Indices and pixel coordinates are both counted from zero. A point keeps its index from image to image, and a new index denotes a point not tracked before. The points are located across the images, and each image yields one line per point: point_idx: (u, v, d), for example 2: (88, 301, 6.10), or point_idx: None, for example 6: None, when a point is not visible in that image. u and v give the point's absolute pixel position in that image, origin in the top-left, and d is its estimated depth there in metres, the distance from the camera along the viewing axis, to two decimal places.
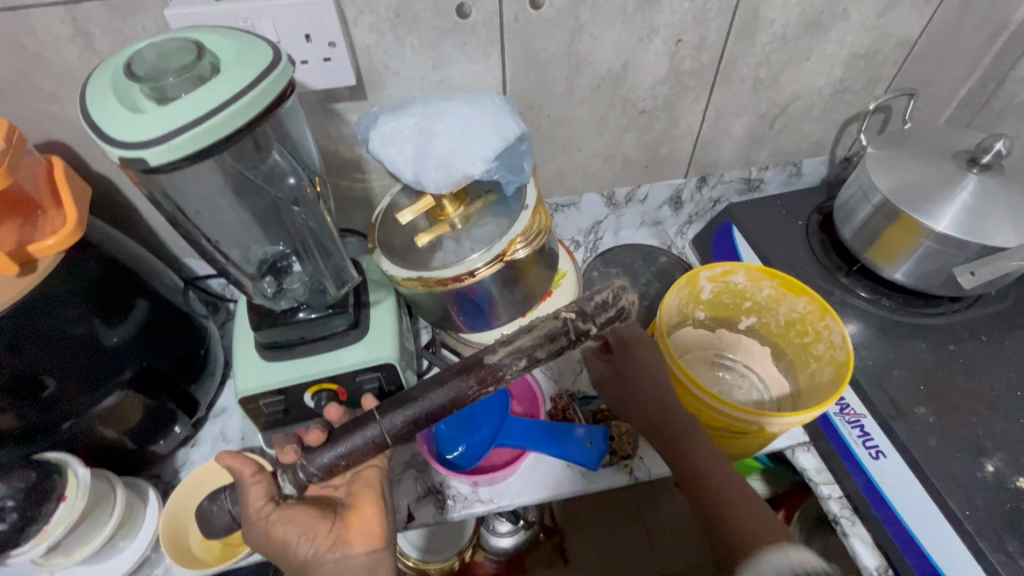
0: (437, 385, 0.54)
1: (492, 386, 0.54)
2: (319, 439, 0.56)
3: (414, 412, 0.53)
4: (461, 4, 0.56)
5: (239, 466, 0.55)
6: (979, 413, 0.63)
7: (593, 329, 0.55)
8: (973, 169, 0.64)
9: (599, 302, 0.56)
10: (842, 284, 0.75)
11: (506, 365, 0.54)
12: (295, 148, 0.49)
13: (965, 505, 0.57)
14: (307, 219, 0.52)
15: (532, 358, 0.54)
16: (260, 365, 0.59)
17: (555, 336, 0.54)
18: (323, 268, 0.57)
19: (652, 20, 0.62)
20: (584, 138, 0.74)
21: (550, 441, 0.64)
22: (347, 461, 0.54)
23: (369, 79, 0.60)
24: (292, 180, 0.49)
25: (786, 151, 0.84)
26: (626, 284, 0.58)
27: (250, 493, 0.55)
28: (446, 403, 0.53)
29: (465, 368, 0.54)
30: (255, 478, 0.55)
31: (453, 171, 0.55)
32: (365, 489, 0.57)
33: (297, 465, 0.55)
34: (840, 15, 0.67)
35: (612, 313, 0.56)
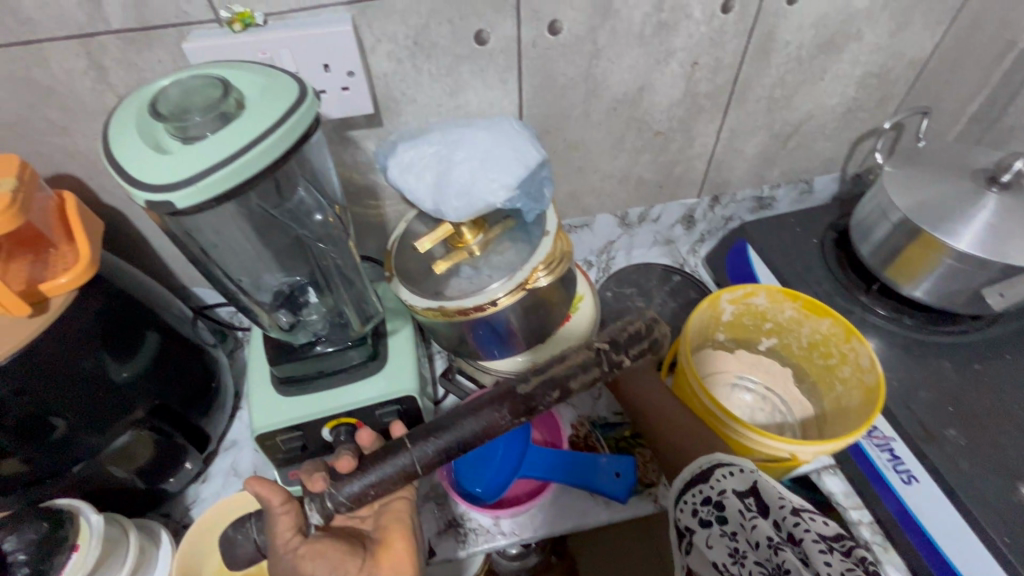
0: (468, 414, 0.53)
1: (525, 416, 0.53)
2: (350, 467, 0.53)
3: (448, 442, 0.52)
4: (479, 31, 0.56)
5: (267, 494, 0.52)
6: (1010, 434, 0.61)
7: (626, 361, 0.55)
8: (993, 186, 0.63)
9: (632, 334, 0.56)
10: (861, 302, 0.74)
11: (540, 395, 0.53)
12: (317, 180, 0.47)
13: (1002, 530, 0.55)
14: (335, 254, 0.53)
15: (565, 389, 0.54)
16: (277, 401, 0.58)
17: (588, 367, 0.54)
18: (345, 298, 0.57)
19: (668, 43, 0.62)
20: (599, 161, 0.74)
21: (576, 471, 0.63)
22: (375, 491, 0.52)
23: (385, 106, 0.60)
24: (319, 217, 0.48)
25: (798, 169, 0.84)
26: (658, 317, 0.59)
27: (278, 523, 0.51)
28: (478, 433, 0.52)
29: (497, 397, 0.53)
30: (283, 507, 0.52)
31: (474, 199, 0.54)
32: (395, 523, 0.55)
33: (325, 494, 0.52)
34: (854, 35, 0.67)
35: (645, 344, 0.56)
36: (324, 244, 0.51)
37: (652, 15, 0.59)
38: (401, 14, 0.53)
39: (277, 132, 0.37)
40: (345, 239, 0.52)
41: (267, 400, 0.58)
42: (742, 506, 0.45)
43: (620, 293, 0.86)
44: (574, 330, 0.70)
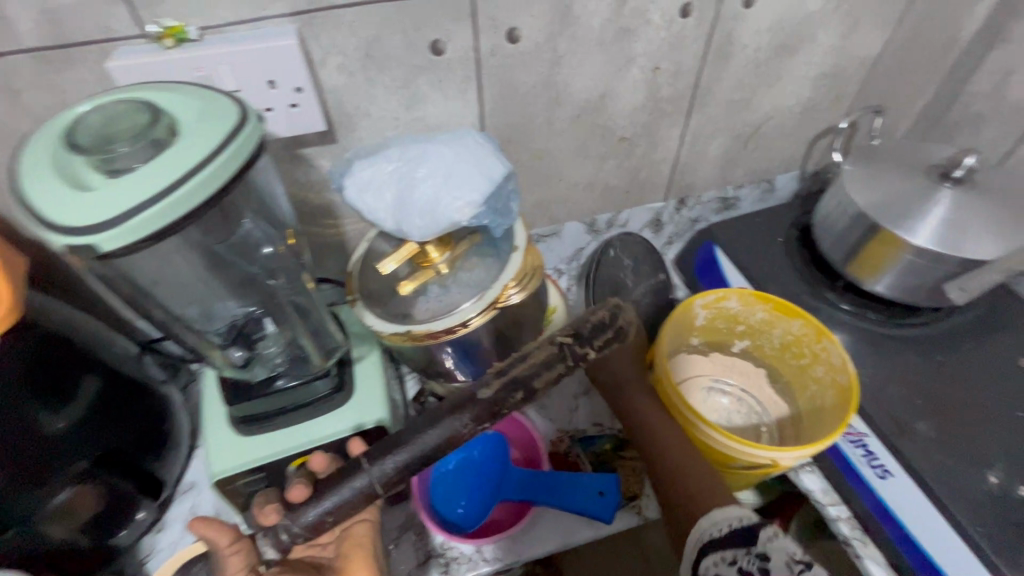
0: (428, 425, 0.50)
1: (490, 422, 0.50)
2: (303, 496, 0.49)
3: (407, 457, 0.49)
4: (434, 41, 0.53)
5: (214, 537, 0.48)
6: (975, 423, 0.62)
7: (592, 352, 0.52)
8: (946, 182, 0.64)
9: (596, 324, 0.54)
10: (827, 299, 0.75)
11: (503, 400, 0.50)
12: (262, 206, 0.44)
13: (975, 520, 0.55)
14: (286, 287, 0.51)
15: (528, 390, 0.51)
16: (237, 442, 0.54)
17: (551, 364, 0.51)
18: (302, 329, 0.54)
19: (629, 49, 0.61)
20: (564, 169, 0.72)
21: (552, 487, 0.62)
22: (334, 518, 0.49)
23: (338, 121, 0.56)
24: (268, 249, 0.47)
25: (760, 169, 0.85)
26: (623, 304, 0.57)
27: (227, 565, 0.48)
28: (438, 445, 0.49)
29: (458, 404, 0.50)
30: (232, 548, 0.49)
31: (438, 218, 0.52)
32: (355, 549, 0.52)
33: (279, 526, 0.49)
34: (809, 37, 0.68)
35: (611, 333, 0.54)
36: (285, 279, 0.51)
37: (613, 20, 0.58)
38: (350, 25, 0.50)
39: (216, 160, 0.34)
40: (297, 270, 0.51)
41: (224, 439, 0.54)
42: (790, 560, 0.43)
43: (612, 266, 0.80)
44: None
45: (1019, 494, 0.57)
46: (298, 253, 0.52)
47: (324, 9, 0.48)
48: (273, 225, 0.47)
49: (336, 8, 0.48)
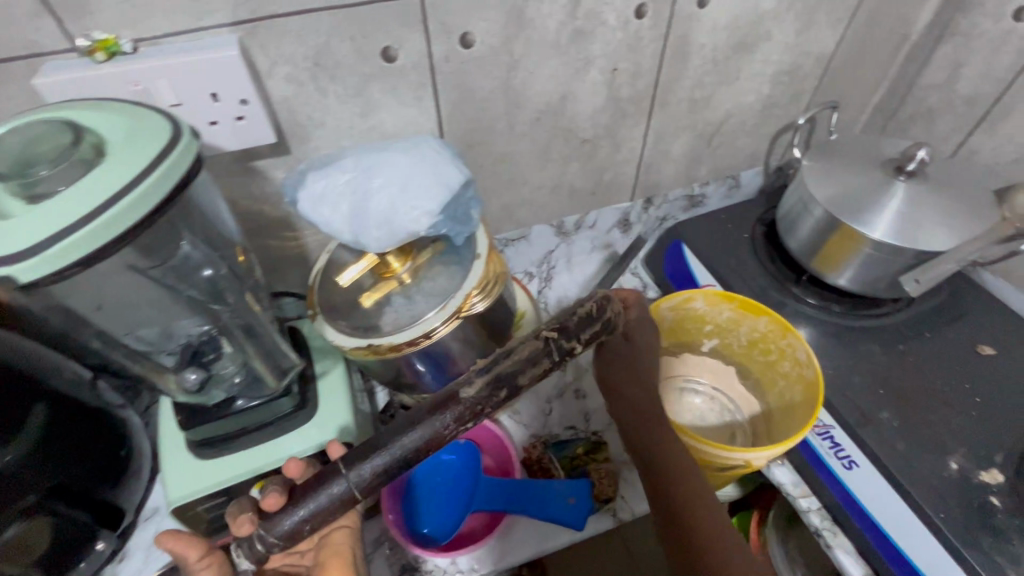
0: (407, 427, 0.46)
1: (471, 422, 0.47)
2: (276, 504, 0.47)
3: (385, 461, 0.45)
4: (386, 48, 0.52)
5: (182, 550, 0.47)
6: (936, 410, 0.63)
7: (578, 347, 0.50)
8: (901, 175, 0.66)
9: (583, 317, 0.51)
10: (792, 293, 0.76)
11: (487, 398, 0.47)
12: (202, 224, 0.42)
13: (937, 506, 0.57)
14: (230, 314, 0.49)
15: (514, 387, 0.48)
16: (195, 466, 0.53)
17: (538, 360, 0.48)
18: (252, 351, 0.52)
19: (586, 51, 0.61)
20: (528, 172, 0.72)
21: (528, 494, 0.62)
22: (312, 525, 0.46)
23: (291, 132, 0.55)
24: (208, 272, 0.45)
25: (724, 166, 0.85)
26: (609, 295, 0.54)
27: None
28: (420, 448, 0.45)
29: (438, 403, 0.46)
30: (202, 563, 0.48)
31: (395, 229, 0.51)
32: (332, 557, 0.52)
33: (253, 536, 0.46)
34: (764, 36, 0.68)
35: (599, 326, 0.51)
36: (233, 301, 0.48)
37: (568, 23, 0.57)
38: (296, 34, 0.48)
39: (145, 180, 0.32)
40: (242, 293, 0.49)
41: (182, 464, 0.53)
42: None
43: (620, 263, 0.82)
44: None
45: (979, 478, 0.58)
46: (247, 272, 0.51)
47: (267, 17, 0.46)
48: (213, 247, 0.45)
49: (280, 16, 0.47)
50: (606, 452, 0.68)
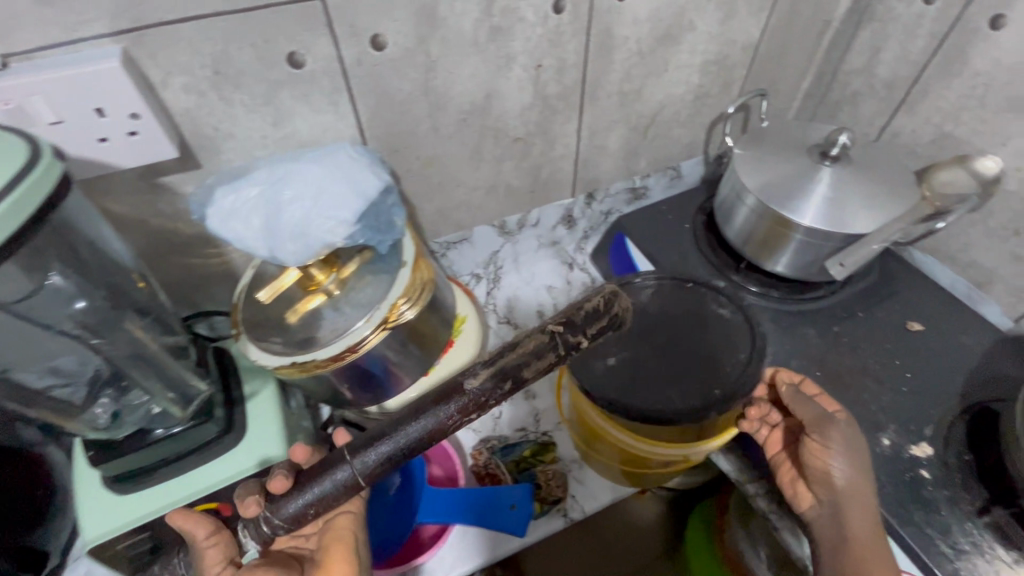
0: (411, 415, 0.46)
1: (476, 413, 0.45)
2: (285, 486, 0.47)
3: (391, 448, 0.45)
4: (291, 53, 0.50)
5: (192, 528, 0.47)
6: (868, 388, 0.65)
7: (586, 341, 0.46)
8: (825, 160, 0.67)
9: (592, 309, 0.47)
10: (732, 282, 0.76)
11: (491, 390, 0.45)
12: (76, 251, 0.41)
13: (871, 483, 0.58)
14: (116, 346, 0.47)
15: (517, 380, 0.45)
16: (115, 501, 0.50)
17: (541, 354, 0.45)
18: (159, 383, 0.49)
19: (507, 48, 0.60)
20: (461, 173, 0.70)
21: (474, 499, 0.62)
22: (316, 509, 0.47)
23: (198, 145, 0.52)
24: (81, 304, 0.43)
25: (662, 157, 0.85)
26: (616, 290, 0.51)
27: (205, 557, 0.47)
28: (423, 438, 0.45)
29: (442, 395, 0.46)
30: (210, 540, 0.48)
31: (311, 241, 0.50)
32: (336, 541, 0.51)
33: (259, 518, 0.47)
34: (687, 26, 0.68)
35: (607, 320, 0.48)
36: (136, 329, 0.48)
37: (483, 20, 0.56)
38: (189, 42, 0.46)
39: None
40: (124, 320, 0.47)
41: (100, 505, 0.50)
42: None
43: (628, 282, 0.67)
44: (460, 356, 0.66)
45: (909, 452, 0.60)
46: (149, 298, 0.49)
47: (154, 24, 0.44)
48: (88, 277, 0.43)
49: (166, 23, 0.44)
50: (555, 453, 0.69)
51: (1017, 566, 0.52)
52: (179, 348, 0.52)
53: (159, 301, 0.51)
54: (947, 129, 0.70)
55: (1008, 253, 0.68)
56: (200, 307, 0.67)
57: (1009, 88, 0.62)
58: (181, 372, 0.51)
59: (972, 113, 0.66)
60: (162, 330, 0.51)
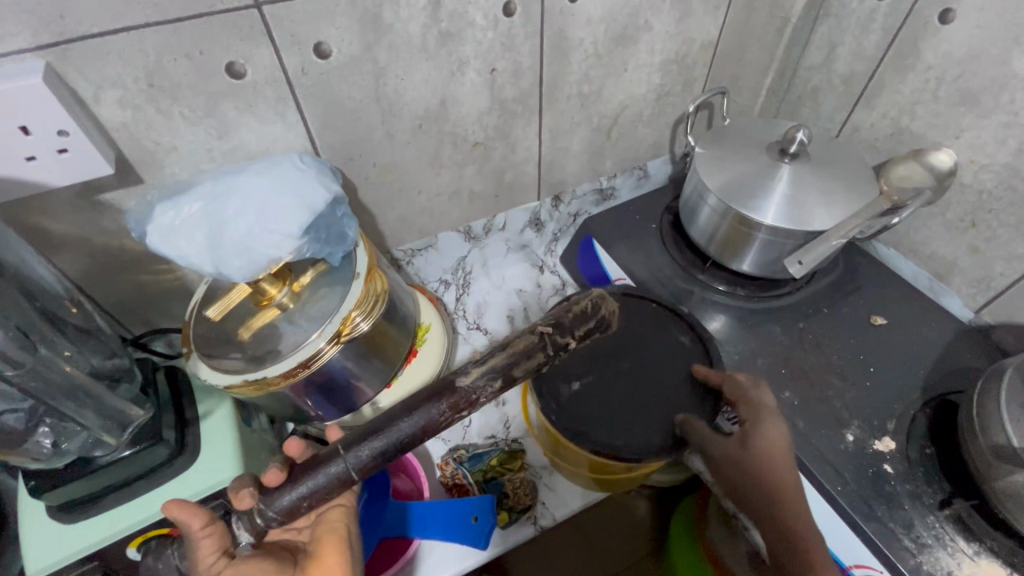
0: (405, 412, 0.47)
1: (466, 411, 0.48)
2: (278, 479, 0.47)
3: (383, 444, 0.46)
4: (230, 64, 0.49)
5: (186, 519, 0.45)
6: (833, 385, 0.65)
7: (573, 342, 0.50)
8: (784, 158, 0.67)
9: (579, 312, 0.51)
10: (699, 281, 0.76)
11: (482, 388, 0.48)
12: None
13: (835, 480, 0.58)
14: (34, 381, 0.44)
15: (508, 378, 0.48)
16: (64, 530, 0.49)
17: (531, 353, 0.49)
18: (94, 413, 0.47)
19: (458, 53, 0.59)
20: (421, 180, 0.69)
21: (442, 508, 0.60)
22: (310, 502, 0.46)
23: (138, 160, 0.51)
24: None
25: (628, 158, 0.85)
26: (605, 294, 0.54)
27: (200, 548, 0.45)
28: (417, 433, 0.46)
29: (436, 393, 0.48)
30: (205, 531, 0.46)
31: (256, 255, 0.49)
32: (330, 534, 0.50)
33: (254, 510, 0.47)
34: (644, 26, 0.68)
35: (593, 323, 0.51)
36: (69, 354, 0.47)
37: (431, 25, 0.55)
38: (118, 55, 0.44)
39: None
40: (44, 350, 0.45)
41: (48, 539, 0.48)
42: None
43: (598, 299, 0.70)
44: (423, 367, 0.65)
45: (872, 447, 0.60)
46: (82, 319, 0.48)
47: (78, 38, 0.42)
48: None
49: (92, 36, 0.43)
50: (523, 460, 0.68)
51: (977, 558, 0.53)
52: (121, 371, 0.51)
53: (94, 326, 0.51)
54: (903, 123, 0.70)
55: (966, 246, 0.69)
56: (155, 324, 0.65)
57: (960, 82, 0.62)
58: (115, 400, 0.48)
59: (926, 107, 0.67)
60: (103, 354, 0.50)
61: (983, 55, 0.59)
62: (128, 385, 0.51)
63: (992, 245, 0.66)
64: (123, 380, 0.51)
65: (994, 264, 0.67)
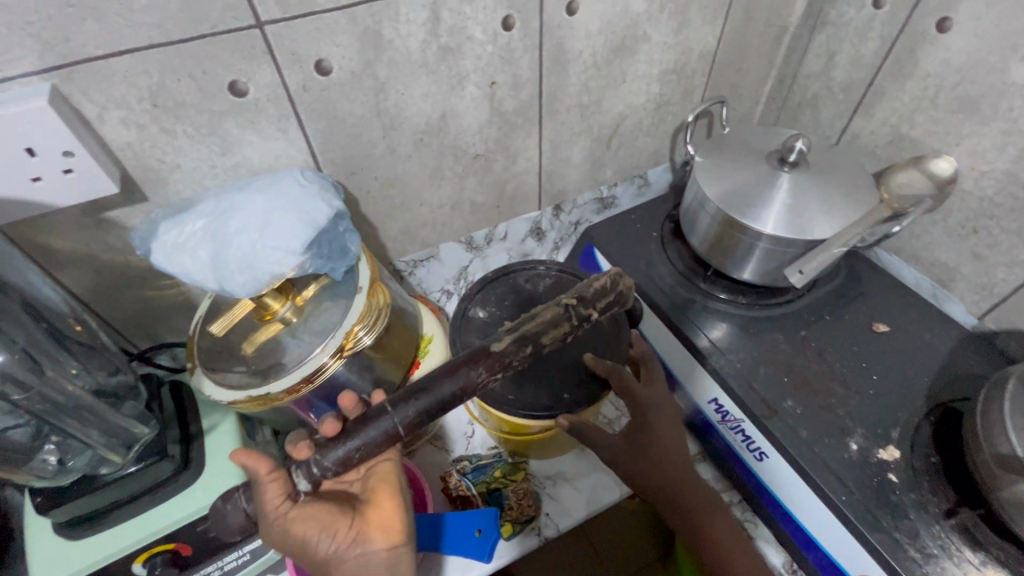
0: (446, 374, 0.50)
1: (501, 373, 0.50)
2: (334, 430, 0.50)
3: (429, 402, 0.49)
4: (232, 82, 0.49)
5: (252, 463, 0.47)
6: (836, 393, 0.65)
7: (595, 314, 0.54)
8: (783, 167, 0.67)
9: (600, 287, 0.55)
10: (701, 289, 0.75)
11: (513, 351, 0.50)
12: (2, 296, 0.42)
13: (841, 490, 0.58)
14: (40, 403, 0.45)
15: (537, 345, 0.51)
16: (70, 547, 0.49)
17: (557, 322, 0.52)
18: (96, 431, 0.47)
19: (458, 67, 0.59)
20: (422, 192, 0.70)
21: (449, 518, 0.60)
22: (362, 454, 0.48)
23: (142, 177, 0.51)
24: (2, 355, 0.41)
25: (628, 166, 0.85)
26: (622, 270, 0.57)
27: (267, 491, 0.47)
28: (456, 394, 0.49)
29: (472, 357, 0.50)
30: (272, 476, 0.47)
31: (259, 272, 0.49)
32: (382, 482, 0.51)
33: (310, 461, 0.49)
34: (642, 37, 0.68)
35: (613, 298, 0.55)
36: (76, 371, 0.48)
37: (431, 41, 0.56)
38: (123, 76, 0.45)
39: None
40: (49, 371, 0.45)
41: (54, 554, 0.48)
42: None
43: (533, 273, 0.72)
44: None
45: (877, 456, 0.60)
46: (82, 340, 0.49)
47: (83, 60, 0.43)
48: None
49: (97, 58, 0.43)
50: (525, 471, 0.69)
51: (983, 567, 0.53)
52: (125, 389, 0.52)
53: (100, 343, 0.52)
54: (903, 130, 0.70)
55: (968, 252, 0.69)
56: (160, 337, 0.65)
57: (958, 89, 0.62)
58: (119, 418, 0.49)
59: (925, 115, 0.67)
60: (108, 370, 0.51)
61: (981, 63, 0.59)
62: (133, 402, 0.51)
63: (994, 251, 0.66)
64: (127, 398, 0.51)
65: (996, 270, 0.67)
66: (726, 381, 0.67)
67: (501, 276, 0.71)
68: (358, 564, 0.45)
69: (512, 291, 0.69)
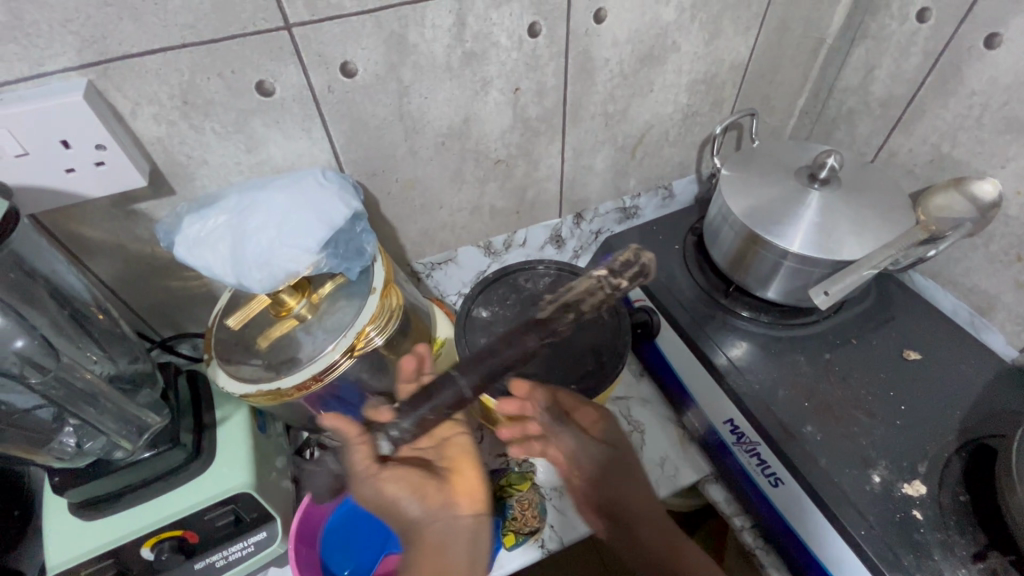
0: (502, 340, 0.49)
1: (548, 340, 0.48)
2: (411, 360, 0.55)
3: (487, 367, 0.48)
4: (260, 81, 0.50)
5: (344, 427, 0.50)
6: (861, 422, 0.62)
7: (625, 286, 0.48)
8: (814, 183, 0.65)
9: (623, 259, 0.49)
10: (722, 306, 0.73)
11: (556, 318, 0.48)
12: None
13: (860, 523, 0.56)
14: (55, 388, 0.46)
15: (576, 313, 0.48)
16: (83, 529, 0.50)
17: (589, 294, 0.48)
18: (107, 422, 0.49)
19: (481, 72, 0.59)
20: (443, 195, 0.70)
21: None
22: (435, 415, 0.48)
23: (171, 172, 0.53)
24: (21, 342, 0.44)
25: (654, 176, 0.83)
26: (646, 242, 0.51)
27: (357, 453, 0.50)
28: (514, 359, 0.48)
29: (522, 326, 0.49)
30: (361, 438, 0.50)
31: (275, 269, 0.50)
32: (464, 455, 0.56)
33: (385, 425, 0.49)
34: (671, 47, 0.67)
35: (636, 269, 0.48)
36: (95, 358, 0.51)
37: (455, 46, 0.56)
38: (155, 73, 0.46)
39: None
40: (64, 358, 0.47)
41: (70, 530, 0.50)
42: None
43: (531, 272, 0.71)
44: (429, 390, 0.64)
45: (901, 490, 0.58)
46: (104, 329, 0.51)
47: (118, 58, 0.44)
48: None
49: (130, 56, 0.45)
50: (532, 481, 0.68)
51: None
52: (140, 376, 0.54)
53: (121, 331, 0.53)
54: (944, 149, 0.67)
55: (1011, 280, 0.65)
56: (182, 327, 0.67)
57: (1007, 109, 0.59)
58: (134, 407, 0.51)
59: (969, 134, 0.64)
60: (129, 357, 0.53)
61: None
62: (149, 391, 0.53)
63: None
64: (144, 386, 0.53)
65: None
66: (745, 403, 0.64)
67: (503, 276, 0.71)
68: (446, 525, 0.51)
69: (512, 290, 0.69)
